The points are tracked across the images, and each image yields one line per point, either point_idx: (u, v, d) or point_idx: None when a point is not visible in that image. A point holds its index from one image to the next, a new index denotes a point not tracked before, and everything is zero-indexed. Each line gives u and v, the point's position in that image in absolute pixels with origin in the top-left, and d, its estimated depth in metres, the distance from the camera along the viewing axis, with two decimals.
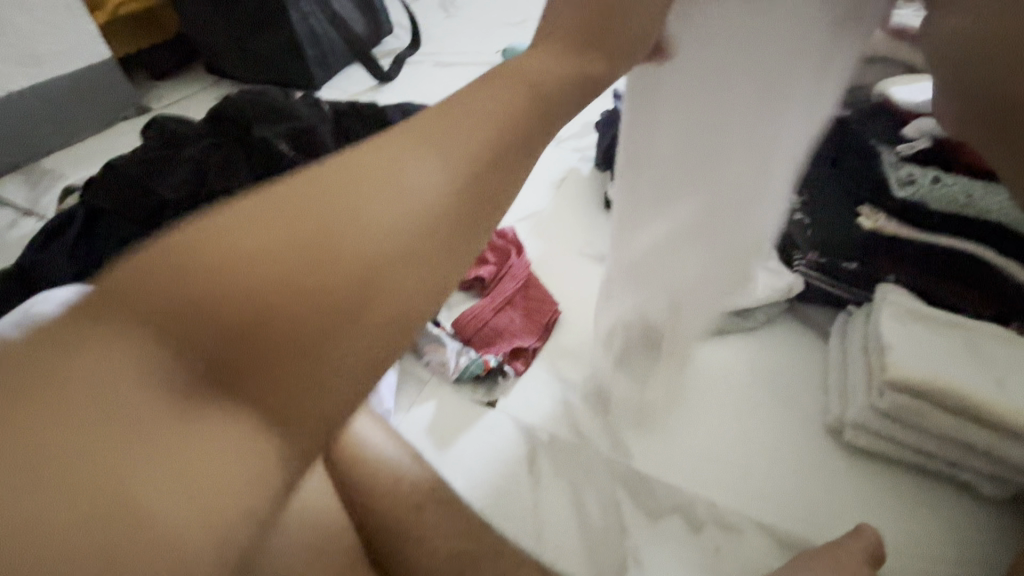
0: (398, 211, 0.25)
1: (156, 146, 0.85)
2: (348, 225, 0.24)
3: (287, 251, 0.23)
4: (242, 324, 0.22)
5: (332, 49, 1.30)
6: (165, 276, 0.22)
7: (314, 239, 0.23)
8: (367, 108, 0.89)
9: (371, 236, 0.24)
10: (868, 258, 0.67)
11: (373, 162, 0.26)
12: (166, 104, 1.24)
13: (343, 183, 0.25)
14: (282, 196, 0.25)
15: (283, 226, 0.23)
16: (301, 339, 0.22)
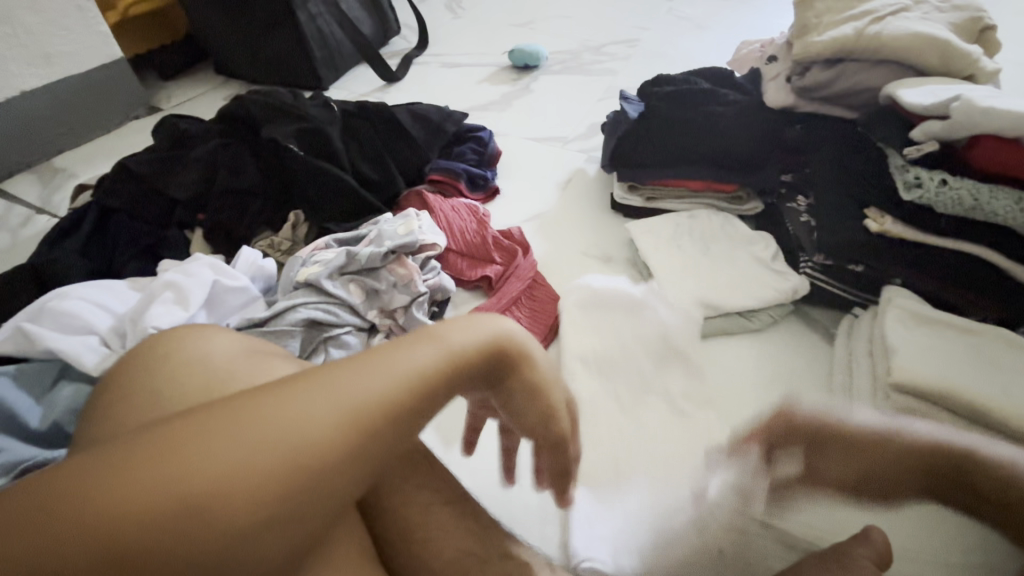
0: (325, 426, 0.30)
1: (168, 145, 0.86)
2: (342, 402, 0.31)
3: (258, 448, 0.29)
4: (209, 523, 0.27)
5: (340, 49, 1.31)
6: (150, 459, 0.28)
7: (276, 438, 0.29)
8: (376, 109, 0.90)
9: (330, 443, 0.30)
10: (875, 261, 0.67)
11: (362, 387, 0.32)
12: (176, 104, 1.25)
13: (341, 383, 0.32)
14: (282, 394, 0.31)
15: (273, 415, 0.30)
16: (236, 542, 0.28)
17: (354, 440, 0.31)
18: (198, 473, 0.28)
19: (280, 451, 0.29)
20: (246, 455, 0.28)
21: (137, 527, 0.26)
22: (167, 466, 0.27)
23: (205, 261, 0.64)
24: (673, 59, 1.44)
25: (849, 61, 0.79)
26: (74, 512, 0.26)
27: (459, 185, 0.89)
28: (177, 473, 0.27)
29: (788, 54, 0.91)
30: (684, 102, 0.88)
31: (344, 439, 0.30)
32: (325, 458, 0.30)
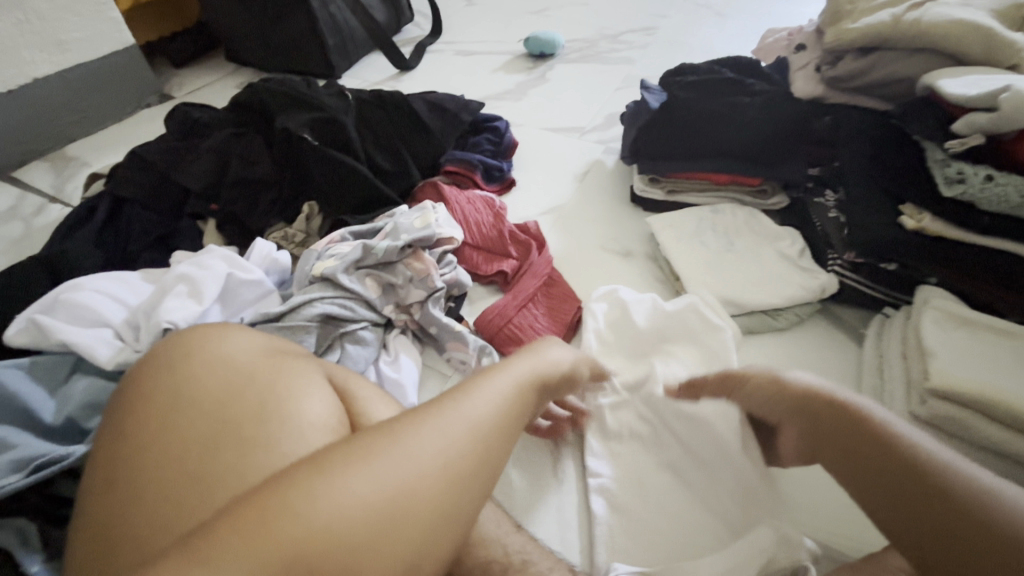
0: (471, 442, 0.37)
1: (180, 135, 0.84)
2: (412, 465, 0.34)
3: (425, 462, 0.35)
4: (394, 532, 0.32)
5: (353, 37, 1.29)
6: (338, 479, 0.33)
7: (433, 457, 0.35)
8: (391, 98, 0.88)
9: (406, 501, 0.33)
10: (910, 260, 0.64)
11: (483, 405, 0.39)
12: (188, 92, 1.24)
13: (403, 449, 0.35)
14: (426, 419, 0.37)
15: (429, 437, 0.36)
16: (420, 540, 0.33)
17: (490, 450, 0.38)
18: (377, 490, 0.33)
19: (442, 465, 0.35)
20: (417, 470, 0.34)
21: (336, 535, 0.31)
22: (354, 483, 0.33)
23: (218, 254, 0.63)
24: (694, 48, 1.40)
25: (884, 49, 0.75)
26: (281, 526, 0.30)
27: (475, 177, 0.87)
28: (363, 487, 0.33)
29: (818, 42, 0.88)
30: (709, 93, 0.85)
31: (485, 450, 0.37)
32: (475, 465, 0.37)
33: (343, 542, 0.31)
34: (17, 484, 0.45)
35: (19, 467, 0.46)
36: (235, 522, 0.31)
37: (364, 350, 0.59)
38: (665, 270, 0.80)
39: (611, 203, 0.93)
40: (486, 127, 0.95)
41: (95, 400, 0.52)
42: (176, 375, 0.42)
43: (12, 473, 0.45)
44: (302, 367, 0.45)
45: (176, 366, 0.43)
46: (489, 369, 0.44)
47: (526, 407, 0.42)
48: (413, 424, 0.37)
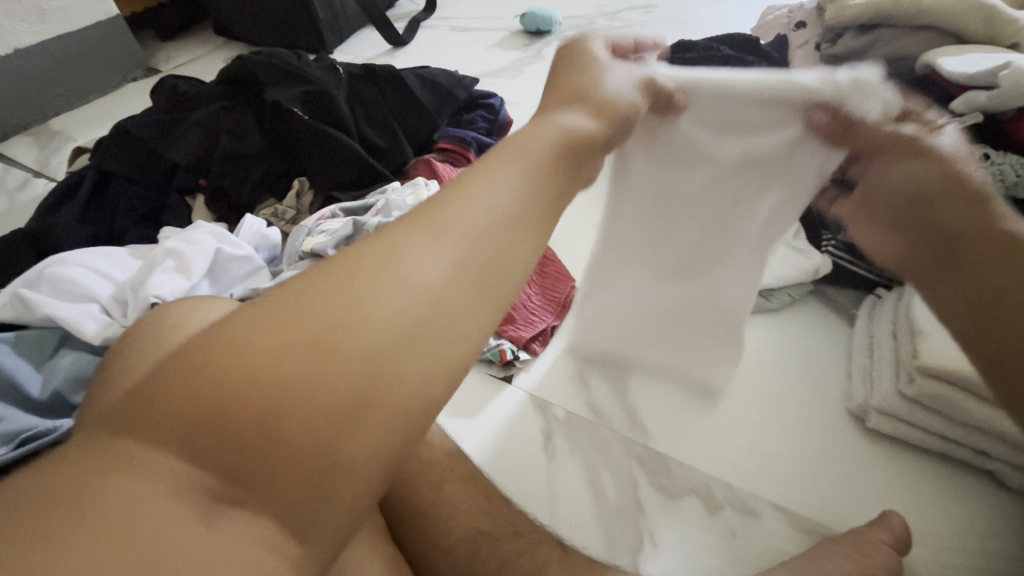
0: (447, 270, 0.26)
1: (166, 107, 0.82)
2: (383, 278, 0.25)
3: (377, 304, 0.24)
4: (367, 355, 0.23)
5: (345, 10, 1.26)
6: (254, 326, 0.23)
7: (393, 291, 0.24)
8: (384, 73, 0.86)
9: (378, 319, 0.24)
10: None
11: (465, 218, 0.27)
12: (176, 66, 1.21)
13: (365, 266, 0.25)
14: (383, 247, 0.26)
15: (378, 267, 0.25)
16: (377, 373, 0.23)
17: (480, 273, 0.26)
18: (319, 337, 0.23)
19: (404, 297, 0.24)
20: (370, 311, 0.24)
21: (264, 382, 0.22)
22: (273, 337, 0.23)
23: (208, 229, 0.62)
24: (693, 26, 1.38)
25: (885, 27, 0.74)
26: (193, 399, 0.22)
27: (470, 155, 0.84)
28: (281, 345, 0.23)
29: (818, 19, 0.86)
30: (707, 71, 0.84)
31: (468, 271, 0.26)
32: (456, 293, 0.25)
33: (296, 376, 0.22)
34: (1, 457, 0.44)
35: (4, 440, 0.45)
36: (151, 389, 0.23)
37: None
38: None
39: None
40: (481, 104, 0.93)
41: (81, 374, 0.51)
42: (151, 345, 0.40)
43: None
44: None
45: (151, 336, 0.41)
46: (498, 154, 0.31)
47: (540, 215, 0.30)
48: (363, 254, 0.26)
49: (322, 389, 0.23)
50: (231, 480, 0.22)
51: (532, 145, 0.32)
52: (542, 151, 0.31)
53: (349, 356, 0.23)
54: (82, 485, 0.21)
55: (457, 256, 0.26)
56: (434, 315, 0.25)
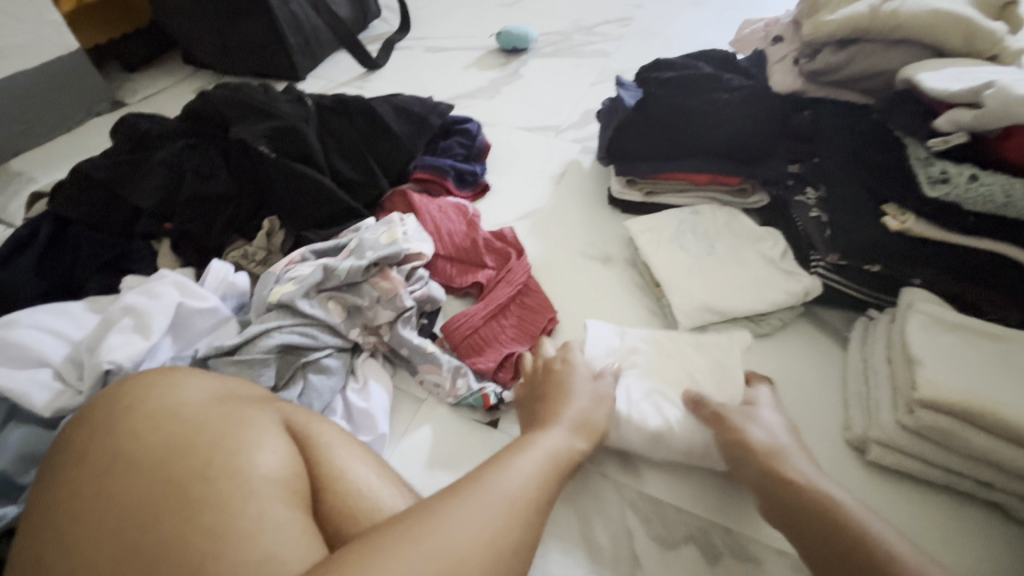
0: (499, 527, 0.38)
1: (127, 147, 0.78)
2: (466, 533, 0.36)
3: (457, 544, 0.35)
4: None
5: (316, 34, 1.23)
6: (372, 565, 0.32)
7: (468, 531, 0.36)
8: (354, 103, 0.83)
9: (466, 561, 0.35)
10: (892, 261, 0.63)
11: (503, 486, 0.41)
12: (142, 98, 1.17)
13: (451, 522, 0.36)
14: (456, 500, 0.38)
15: (457, 515, 0.37)
16: None
17: (521, 527, 0.39)
18: (421, 567, 0.33)
19: (479, 536, 0.36)
20: (465, 539, 0.36)
21: None
22: (394, 563, 0.33)
23: (170, 280, 0.59)
24: (670, 40, 1.38)
25: (866, 41, 0.73)
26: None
27: (447, 183, 0.84)
28: (400, 573, 0.32)
29: (795, 33, 0.85)
30: (685, 92, 0.82)
31: (513, 522, 0.39)
32: (505, 547, 0.37)
33: None
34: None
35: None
36: None
37: (330, 379, 0.56)
38: (645, 276, 0.78)
39: (587, 205, 0.91)
40: (458, 130, 0.91)
41: (29, 451, 0.48)
42: (111, 432, 0.39)
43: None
44: (257, 416, 0.43)
45: (111, 419, 0.40)
46: (513, 448, 0.47)
47: (539, 478, 0.44)
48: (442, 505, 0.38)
49: None
50: None
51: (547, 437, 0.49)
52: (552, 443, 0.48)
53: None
54: None
55: (510, 512, 0.39)
56: (501, 554, 0.36)
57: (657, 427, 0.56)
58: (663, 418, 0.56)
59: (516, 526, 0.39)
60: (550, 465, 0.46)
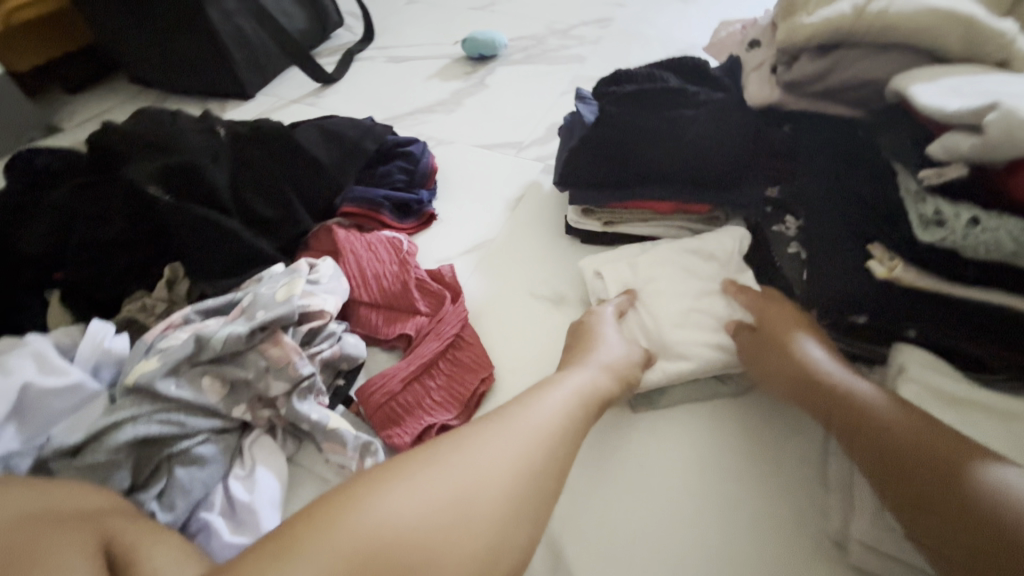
0: (528, 456, 0.41)
1: (16, 187, 0.70)
2: (498, 460, 0.40)
3: (491, 464, 0.39)
4: (507, 505, 0.38)
5: (265, 48, 1.15)
6: (406, 481, 0.37)
7: (498, 459, 0.40)
8: (270, 130, 0.74)
9: (508, 476, 0.39)
10: (880, 313, 0.53)
11: (535, 421, 0.44)
12: (81, 122, 1.11)
13: (483, 446, 0.41)
14: (486, 433, 0.42)
15: (493, 442, 0.41)
16: (499, 536, 0.37)
17: (552, 471, 0.42)
18: (460, 482, 0.38)
19: (509, 464, 0.40)
20: (493, 462, 0.40)
21: (448, 505, 0.36)
22: (429, 483, 0.37)
23: (25, 349, 0.51)
24: (650, 40, 1.28)
25: (847, 46, 0.62)
26: (367, 515, 0.34)
27: (382, 217, 0.76)
28: (441, 484, 0.37)
29: (772, 36, 0.75)
30: (645, 109, 0.72)
31: (544, 451, 0.42)
32: (535, 474, 0.40)
33: (445, 508, 0.36)
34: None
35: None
36: (333, 508, 0.35)
37: (203, 471, 0.47)
38: None
39: (544, 234, 0.81)
40: (398, 153, 0.82)
41: None
42: None
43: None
44: (72, 540, 0.36)
45: None
46: (547, 383, 0.49)
47: (573, 408, 0.47)
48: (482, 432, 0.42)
49: (471, 515, 0.37)
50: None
51: (580, 374, 0.51)
52: (585, 381, 0.50)
53: (475, 489, 0.38)
54: (296, 547, 0.33)
55: (540, 441, 0.42)
56: (531, 473, 0.40)
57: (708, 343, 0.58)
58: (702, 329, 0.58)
59: (537, 451, 0.42)
60: (584, 397, 0.49)
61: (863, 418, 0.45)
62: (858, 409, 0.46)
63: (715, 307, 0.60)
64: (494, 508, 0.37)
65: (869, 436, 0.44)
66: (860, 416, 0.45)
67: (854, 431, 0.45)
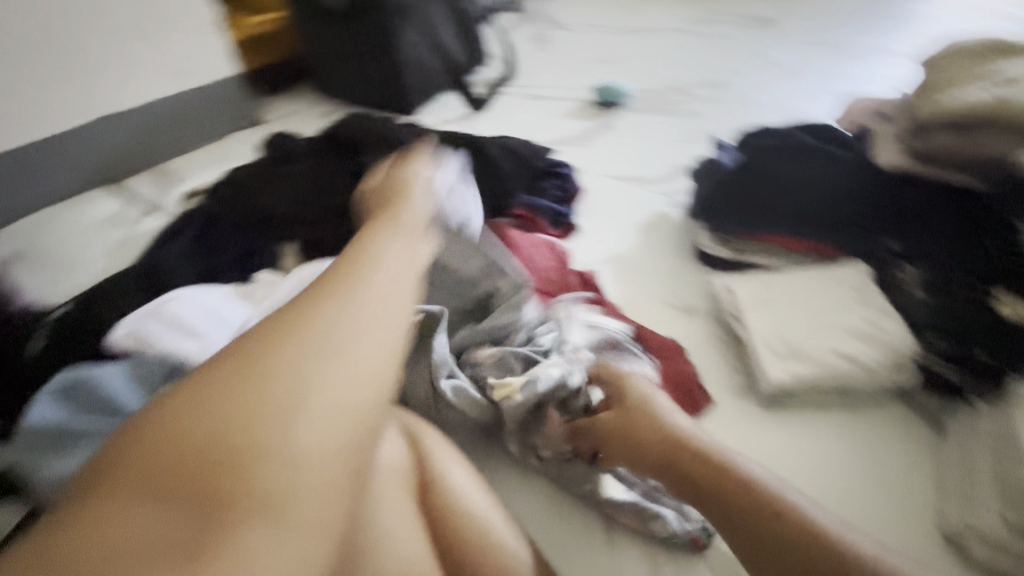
0: (365, 306, 0.37)
1: (271, 161, 0.91)
2: (326, 326, 0.35)
3: (316, 333, 0.35)
4: (326, 373, 0.33)
5: (432, 75, 1.36)
6: (200, 387, 0.32)
7: (340, 324, 0.36)
8: (468, 140, 0.94)
9: (325, 340, 0.34)
10: (1001, 349, 0.62)
11: (373, 274, 0.40)
12: (277, 118, 1.34)
13: (306, 315, 0.36)
14: (313, 299, 0.37)
15: (323, 308, 0.36)
16: (300, 403, 0.32)
17: (383, 312, 0.38)
18: (266, 358, 0.33)
19: (331, 327, 0.35)
20: (320, 330, 0.35)
21: (255, 391, 0.32)
22: (235, 372, 0.32)
23: (323, 268, 0.69)
24: (765, 105, 1.41)
25: (985, 129, 0.72)
26: (174, 439, 0.30)
27: (540, 222, 0.89)
28: (246, 367, 0.33)
29: (903, 113, 0.85)
30: (783, 159, 0.85)
31: (380, 302, 0.38)
32: (362, 331, 0.36)
33: (229, 397, 0.31)
34: None
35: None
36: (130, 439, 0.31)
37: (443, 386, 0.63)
38: (728, 332, 0.78)
39: (671, 256, 0.93)
40: (554, 173, 0.99)
41: None
42: None
43: None
44: None
45: None
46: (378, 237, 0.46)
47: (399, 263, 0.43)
48: (310, 300, 0.37)
49: (281, 395, 0.32)
50: (203, 471, 0.29)
51: (416, 229, 0.49)
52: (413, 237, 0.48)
53: (276, 365, 0.33)
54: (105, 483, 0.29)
55: (376, 295, 0.38)
56: (365, 348, 0.35)
57: (845, 357, 0.67)
58: (835, 347, 0.67)
59: (355, 313, 0.37)
60: (404, 245, 0.45)
61: (742, 483, 0.46)
62: (731, 474, 0.47)
63: (843, 321, 0.70)
64: (303, 379, 0.33)
65: (707, 480, 0.48)
66: (711, 466, 0.48)
67: (700, 482, 0.48)
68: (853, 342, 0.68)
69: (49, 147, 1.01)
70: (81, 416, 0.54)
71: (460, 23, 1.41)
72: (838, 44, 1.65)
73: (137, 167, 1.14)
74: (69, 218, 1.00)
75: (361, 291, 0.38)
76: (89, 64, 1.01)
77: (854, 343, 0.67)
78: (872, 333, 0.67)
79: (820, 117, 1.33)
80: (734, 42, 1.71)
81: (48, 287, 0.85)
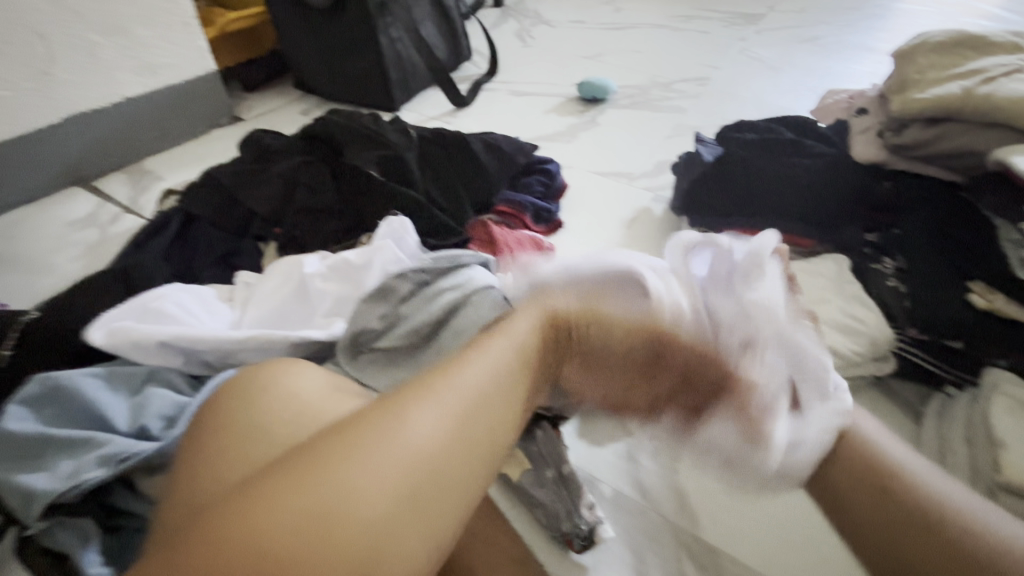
0: (443, 438, 0.39)
1: (250, 159, 0.89)
2: (402, 482, 0.36)
3: (396, 476, 0.37)
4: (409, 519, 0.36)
5: (414, 71, 1.34)
6: (280, 511, 0.34)
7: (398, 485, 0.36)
8: (451, 136, 0.94)
9: (411, 479, 0.37)
10: (976, 340, 0.64)
11: (466, 383, 0.43)
12: (257, 116, 1.31)
13: (365, 477, 0.36)
14: (395, 435, 0.38)
15: (402, 447, 0.38)
16: (385, 548, 0.35)
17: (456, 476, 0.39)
18: (353, 491, 0.35)
19: (413, 473, 0.37)
20: (393, 476, 0.36)
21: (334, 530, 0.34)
22: (323, 495, 0.35)
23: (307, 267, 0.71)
24: (747, 101, 1.42)
25: (953, 121, 0.73)
26: (259, 544, 0.33)
27: (525, 219, 0.89)
28: (332, 493, 0.35)
29: (881, 107, 0.87)
30: (764, 153, 0.86)
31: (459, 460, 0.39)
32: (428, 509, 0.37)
33: (318, 523, 0.34)
34: (101, 477, 0.48)
35: (104, 462, 0.49)
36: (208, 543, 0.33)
37: None
38: None
39: (656, 252, 0.93)
40: (539, 169, 0.97)
41: (166, 411, 0.55)
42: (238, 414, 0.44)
43: (97, 467, 0.48)
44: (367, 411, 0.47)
45: (238, 391, 0.46)
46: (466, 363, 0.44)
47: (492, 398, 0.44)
48: (395, 426, 0.39)
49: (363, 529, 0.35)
50: None
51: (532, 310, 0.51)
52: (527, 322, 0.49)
53: (364, 499, 0.35)
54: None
55: (456, 448, 0.39)
56: (437, 515, 0.37)
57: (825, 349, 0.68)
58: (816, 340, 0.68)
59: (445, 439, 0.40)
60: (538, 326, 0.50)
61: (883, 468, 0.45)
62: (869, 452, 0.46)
63: (825, 313, 0.70)
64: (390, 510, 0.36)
65: (874, 467, 0.45)
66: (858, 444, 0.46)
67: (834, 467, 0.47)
68: (834, 335, 0.69)
69: (20, 148, 0.98)
70: (60, 426, 0.53)
71: (442, 19, 1.40)
72: (818, 41, 1.67)
73: (112, 168, 1.11)
74: (40, 220, 0.97)
75: (445, 453, 0.39)
76: (62, 61, 0.98)
77: (834, 336, 0.68)
78: (854, 325, 0.68)
79: (801, 113, 1.35)
80: (716, 38, 1.73)
81: (21, 292, 0.82)
